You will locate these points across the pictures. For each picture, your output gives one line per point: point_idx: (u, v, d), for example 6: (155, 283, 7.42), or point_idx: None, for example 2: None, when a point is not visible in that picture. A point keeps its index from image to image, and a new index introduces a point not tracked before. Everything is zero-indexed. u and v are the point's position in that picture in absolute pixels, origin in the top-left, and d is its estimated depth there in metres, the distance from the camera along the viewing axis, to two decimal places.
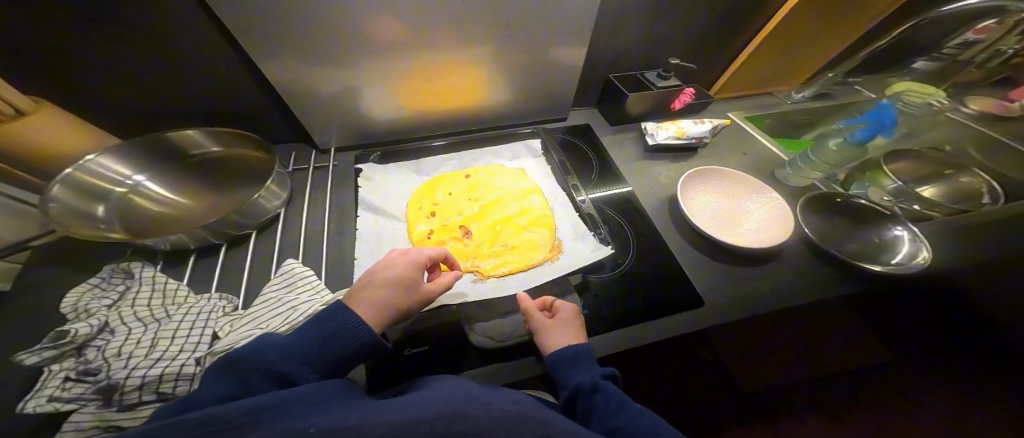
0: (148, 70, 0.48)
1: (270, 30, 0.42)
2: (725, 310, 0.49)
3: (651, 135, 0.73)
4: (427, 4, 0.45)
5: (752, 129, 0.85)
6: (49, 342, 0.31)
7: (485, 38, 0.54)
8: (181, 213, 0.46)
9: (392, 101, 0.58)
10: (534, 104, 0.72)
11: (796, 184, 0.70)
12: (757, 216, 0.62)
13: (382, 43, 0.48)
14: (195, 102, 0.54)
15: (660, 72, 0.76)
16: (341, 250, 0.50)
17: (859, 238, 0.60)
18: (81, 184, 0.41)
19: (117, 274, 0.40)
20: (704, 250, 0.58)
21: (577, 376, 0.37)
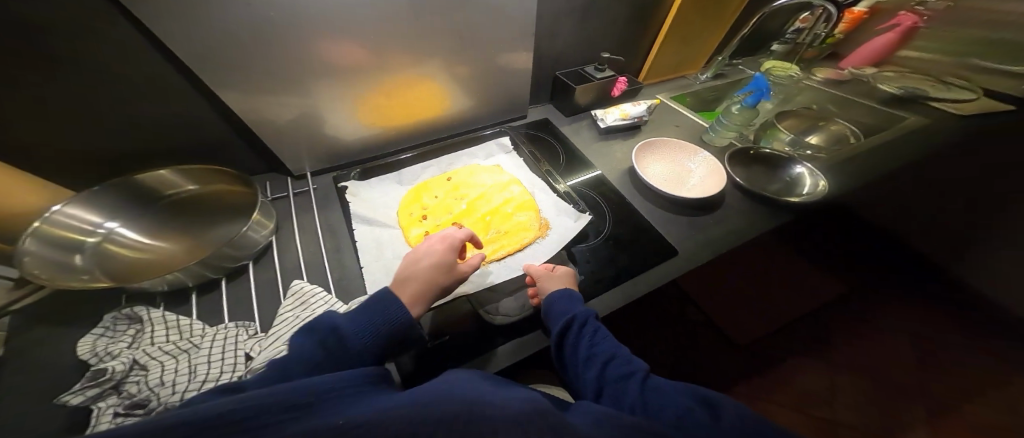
0: (103, 116, 0.46)
1: (241, 63, 0.44)
2: (695, 251, 0.57)
3: (602, 120, 0.78)
4: (377, 26, 0.50)
5: (678, 107, 0.90)
6: (88, 382, 0.33)
7: (438, 43, 0.57)
8: (160, 256, 0.48)
9: (357, 122, 0.61)
10: (494, 107, 0.76)
11: (718, 144, 0.79)
12: (698, 171, 0.71)
13: (340, 68, 0.52)
14: (154, 144, 0.53)
15: (597, 65, 0.80)
16: (341, 264, 0.51)
17: (777, 180, 0.72)
18: (52, 237, 0.42)
19: (124, 320, 0.39)
20: (668, 216, 0.64)
21: (572, 309, 0.42)
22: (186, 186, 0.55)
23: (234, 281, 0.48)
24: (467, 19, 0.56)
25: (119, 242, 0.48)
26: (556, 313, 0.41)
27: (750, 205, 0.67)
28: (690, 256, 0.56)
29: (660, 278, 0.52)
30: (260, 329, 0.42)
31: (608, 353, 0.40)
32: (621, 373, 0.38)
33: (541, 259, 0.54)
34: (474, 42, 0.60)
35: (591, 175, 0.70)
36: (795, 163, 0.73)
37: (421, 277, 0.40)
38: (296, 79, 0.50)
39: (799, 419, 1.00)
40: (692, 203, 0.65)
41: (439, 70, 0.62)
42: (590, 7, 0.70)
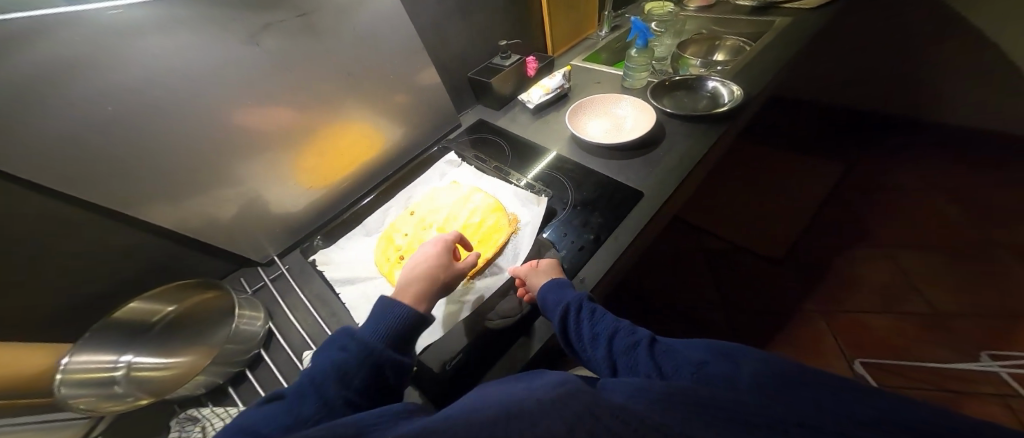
0: (39, 274, 0.45)
1: (147, 173, 0.44)
2: (656, 186, 0.60)
3: (529, 101, 0.80)
4: (263, 92, 0.50)
5: (594, 65, 0.91)
6: None
7: (336, 81, 0.57)
8: (180, 369, 0.50)
9: (296, 189, 0.60)
10: (426, 125, 0.76)
11: (639, 85, 0.81)
12: (629, 116, 0.74)
13: (247, 144, 0.51)
14: (102, 284, 0.51)
15: (500, 55, 0.81)
16: (341, 326, 0.52)
17: (700, 99, 0.76)
18: (78, 381, 0.44)
19: (185, 423, 0.42)
20: (622, 167, 0.65)
21: (566, 297, 0.44)
22: (166, 309, 0.54)
23: (253, 372, 0.49)
24: (351, 50, 0.57)
25: (145, 367, 0.50)
26: (550, 306, 0.44)
27: (692, 127, 0.69)
28: (649, 194, 0.59)
29: (629, 224, 0.55)
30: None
31: (610, 328, 0.41)
32: (626, 345, 0.38)
33: (521, 253, 0.55)
34: (372, 72, 0.61)
35: (542, 157, 0.71)
36: (709, 80, 0.77)
37: (425, 275, 0.45)
38: (204, 161, 0.48)
39: (889, 321, 1.05)
40: (636, 144, 0.67)
41: (356, 108, 0.62)
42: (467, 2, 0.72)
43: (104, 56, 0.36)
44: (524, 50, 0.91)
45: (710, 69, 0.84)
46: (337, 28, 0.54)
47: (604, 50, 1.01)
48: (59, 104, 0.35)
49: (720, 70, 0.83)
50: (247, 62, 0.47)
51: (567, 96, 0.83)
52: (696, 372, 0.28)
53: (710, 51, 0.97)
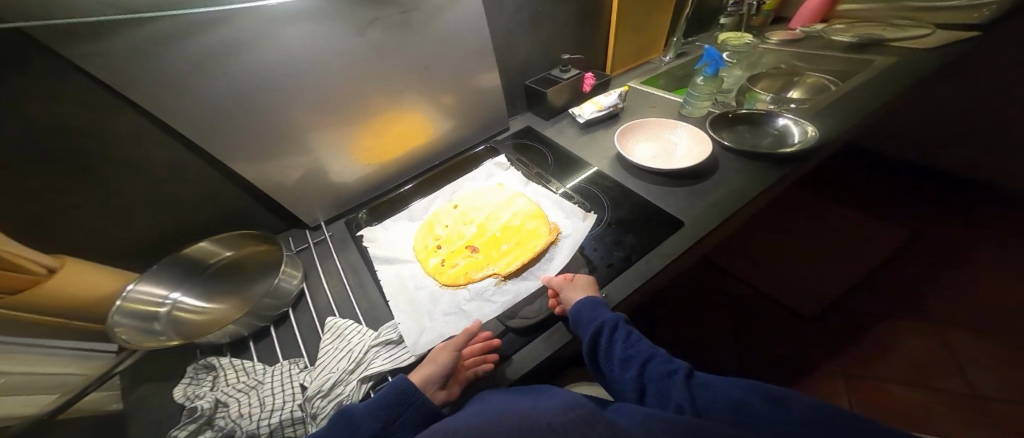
0: (140, 203, 0.53)
1: (241, 134, 0.50)
2: (701, 217, 0.57)
3: (580, 115, 0.80)
4: (350, 79, 0.55)
5: (651, 89, 0.90)
6: (187, 421, 0.38)
7: (409, 76, 0.62)
8: (212, 316, 0.54)
9: (353, 164, 0.65)
10: (477, 124, 0.80)
11: (698, 114, 0.79)
12: (682, 144, 0.71)
13: (324, 121, 0.57)
14: (181, 220, 0.58)
15: (561, 67, 0.83)
16: (366, 297, 0.55)
17: (762, 137, 0.71)
18: (131, 309, 0.49)
19: (201, 370, 0.45)
20: (663, 193, 0.63)
21: (601, 315, 0.40)
22: (224, 253, 0.61)
23: (278, 328, 0.53)
24: (430, 47, 0.61)
25: (186, 308, 0.54)
26: (583, 320, 0.40)
27: (745, 165, 0.65)
28: (690, 225, 0.55)
29: (663, 250, 0.52)
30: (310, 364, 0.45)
31: (643, 353, 0.39)
32: (661, 372, 0.37)
33: (557, 265, 0.53)
34: (441, 70, 0.66)
35: (584, 171, 0.70)
36: (779, 116, 0.72)
37: (435, 355, 0.40)
38: (285, 130, 0.54)
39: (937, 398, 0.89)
40: (684, 173, 0.65)
41: (421, 101, 0.67)
42: (539, 15, 0.75)
43: (239, 39, 0.43)
44: (583, 66, 0.92)
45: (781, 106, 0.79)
46: (424, 26, 0.58)
47: (665, 76, 1.00)
48: (196, 70, 0.42)
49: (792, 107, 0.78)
50: (346, 51, 0.52)
51: (618, 116, 0.83)
52: (737, 413, 0.27)
53: (784, 87, 0.91)
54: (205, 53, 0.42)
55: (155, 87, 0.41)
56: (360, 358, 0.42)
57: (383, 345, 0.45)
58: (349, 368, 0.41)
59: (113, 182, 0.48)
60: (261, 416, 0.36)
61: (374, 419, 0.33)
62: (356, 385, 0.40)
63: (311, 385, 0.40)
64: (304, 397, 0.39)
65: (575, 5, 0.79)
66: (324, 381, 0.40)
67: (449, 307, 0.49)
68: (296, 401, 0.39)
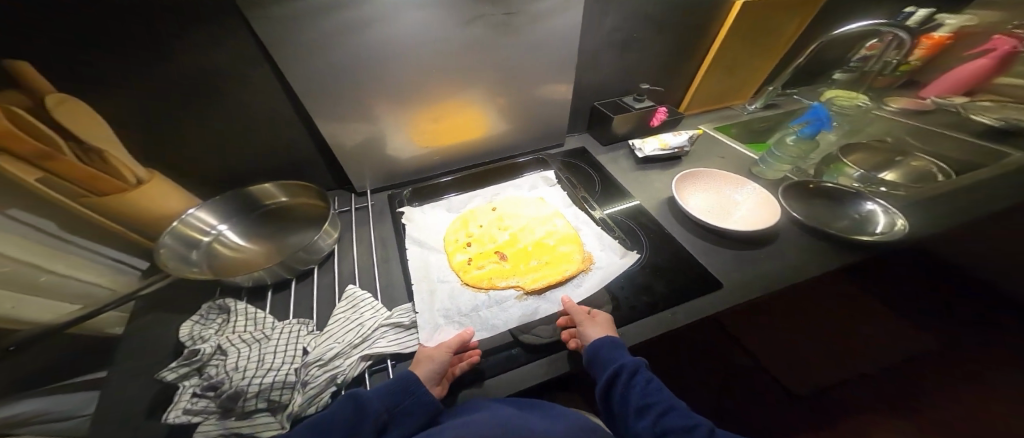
0: (230, 141, 0.60)
1: (329, 99, 0.56)
2: (751, 282, 0.51)
3: (639, 150, 0.77)
4: (430, 69, 0.59)
5: (723, 136, 0.87)
6: (182, 361, 0.39)
7: (489, 73, 0.65)
8: (243, 256, 0.58)
9: (411, 143, 0.69)
10: (533, 133, 0.81)
11: (772, 177, 0.73)
12: (745, 204, 0.66)
13: (398, 99, 0.61)
14: (254, 160, 0.64)
15: (635, 96, 0.82)
16: (388, 272, 0.56)
17: (840, 217, 0.64)
18: (181, 231, 0.54)
19: (214, 310, 0.48)
20: (706, 249, 0.57)
21: (621, 358, 0.39)
22: (279, 198, 0.66)
23: (300, 282, 0.55)
24: (518, 52, 0.64)
25: (224, 242, 0.58)
26: (602, 362, 0.38)
27: (803, 245, 0.58)
28: (726, 291, 0.49)
29: (694, 309, 0.46)
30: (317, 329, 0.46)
31: (663, 403, 0.38)
32: (680, 426, 0.36)
33: (583, 293, 0.50)
34: (520, 75, 0.68)
35: (625, 203, 0.67)
36: (867, 201, 0.66)
37: (431, 356, 0.38)
38: (365, 100, 0.59)
39: None
40: (742, 237, 0.58)
41: (491, 98, 0.69)
42: (628, 45, 0.76)
43: (353, 19, 0.48)
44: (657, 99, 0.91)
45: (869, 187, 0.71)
46: (521, 31, 0.61)
47: (741, 126, 0.96)
48: (311, 40, 0.48)
49: (884, 191, 0.70)
50: (440, 40, 0.56)
51: (680, 160, 0.80)
52: None
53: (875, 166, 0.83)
54: (323, 26, 0.47)
55: (293, 52, 0.49)
56: (367, 335, 0.43)
57: (392, 327, 0.45)
58: (354, 342, 0.42)
59: (213, 119, 0.55)
60: (258, 373, 0.35)
61: (381, 402, 0.34)
62: (358, 360, 0.40)
63: (313, 352, 0.40)
64: (303, 362, 0.39)
65: (665, 40, 0.79)
66: (326, 350, 0.40)
67: (465, 306, 0.49)
68: (293, 365, 0.38)
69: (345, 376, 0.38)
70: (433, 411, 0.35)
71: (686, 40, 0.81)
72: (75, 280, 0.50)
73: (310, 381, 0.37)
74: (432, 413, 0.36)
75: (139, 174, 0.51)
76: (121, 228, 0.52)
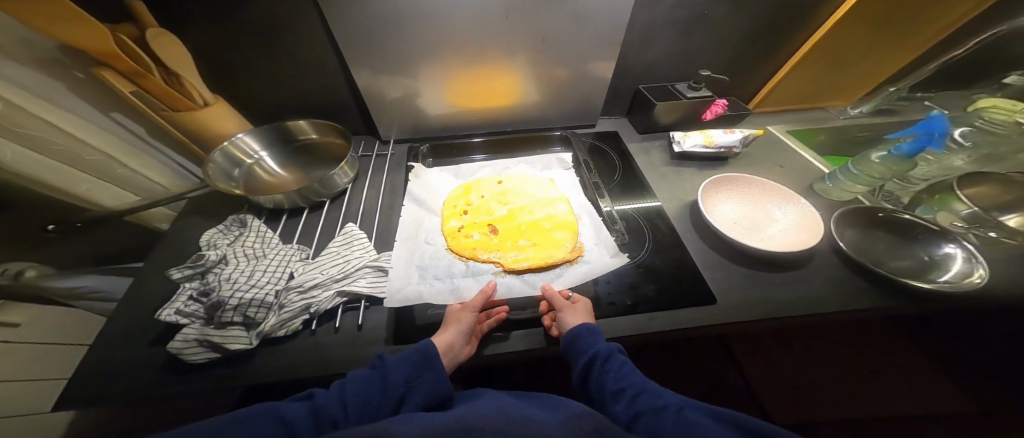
0: (271, 81, 0.64)
1: (364, 46, 0.56)
2: (778, 306, 0.43)
3: (678, 143, 0.67)
4: (468, 27, 0.55)
5: (796, 144, 0.75)
6: (188, 265, 0.45)
7: (525, 41, 0.59)
8: (275, 181, 0.61)
9: (441, 101, 0.68)
10: (564, 110, 0.75)
11: (837, 198, 0.60)
12: (780, 222, 0.53)
13: (432, 53, 0.58)
14: (294, 102, 0.69)
15: (690, 83, 0.72)
16: (387, 218, 0.58)
17: (897, 255, 0.50)
18: (227, 151, 0.59)
19: (235, 224, 0.54)
20: (719, 262, 0.49)
21: (594, 344, 0.36)
22: (311, 134, 0.68)
23: (312, 212, 0.60)
24: (557, 21, 0.56)
25: (263, 167, 0.63)
26: (576, 350, 0.35)
27: (854, 280, 0.46)
28: (722, 308, 0.42)
29: (676, 320, 0.40)
30: (310, 257, 0.50)
31: (639, 385, 0.34)
32: (654, 406, 0.31)
33: (563, 282, 0.46)
34: (559, 46, 0.61)
35: (643, 201, 0.59)
36: (943, 242, 0.49)
37: (457, 318, 0.39)
38: (402, 52, 0.57)
39: None
40: (758, 255, 0.48)
41: (524, 67, 0.64)
42: (696, 20, 0.64)
43: None
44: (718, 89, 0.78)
45: (972, 230, 0.53)
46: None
47: (831, 132, 0.82)
48: None
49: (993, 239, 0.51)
50: (476, 6, 0.52)
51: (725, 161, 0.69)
52: None
53: None
54: None
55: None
56: (349, 272, 0.46)
57: (374, 269, 0.47)
58: (336, 276, 0.45)
59: (256, 57, 0.59)
60: (243, 287, 0.40)
61: (402, 373, 0.33)
62: (333, 295, 0.43)
63: (297, 279, 0.44)
64: (285, 286, 0.43)
65: (745, 16, 0.65)
66: (309, 279, 0.44)
67: (442, 268, 0.49)
68: (275, 286, 0.42)
69: (319, 307, 0.41)
70: (441, 390, 0.34)
71: (771, 19, 0.67)
72: (143, 175, 0.59)
73: (286, 305, 0.41)
74: (443, 391, 0.34)
75: (205, 98, 0.56)
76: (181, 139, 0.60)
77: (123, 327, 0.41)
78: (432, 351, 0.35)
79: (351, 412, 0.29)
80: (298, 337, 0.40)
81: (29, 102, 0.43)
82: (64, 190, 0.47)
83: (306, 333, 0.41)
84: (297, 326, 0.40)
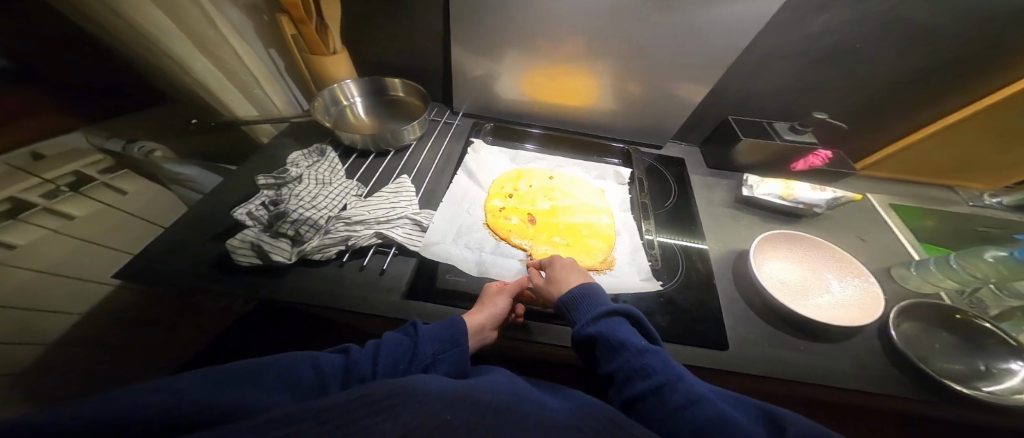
0: (372, 40, 0.70)
1: (467, 22, 0.60)
2: (805, 382, 0.39)
3: (749, 187, 0.63)
4: (568, 23, 0.56)
5: (890, 216, 0.66)
6: (272, 177, 0.54)
7: (615, 46, 0.58)
8: (360, 125, 0.69)
9: (519, 87, 0.70)
10: (634, 124, 0.72)
11: (917, 288, 0.52)
12: (836, 296, 0.47)
13: (529, 43, 0.60)
14: (385, 62, 0.75)
15: (794, 125, 0.65)
16: (436, 181, 0.63)
17: (951, 357, 0.44)
18: (333, 92, 0.67)
19: (315, 152, 0.63)
20: (750, 317, 0.46)
21: (593, 306, 0.37)
22: (397, 92, 0.73)
23: (375, 159, 0.66)
24: (658, 33, 0.54)
25: (353, 111, 0.70)
26: (576, 307, 0.38)
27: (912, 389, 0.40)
28: (732, 357, 0.40)
29: (676, 354, 0.40)
30: (363, 195, 0.57)
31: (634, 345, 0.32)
32: (639, 367, 0.30)
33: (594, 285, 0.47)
34: (651, 58, 0.59)
35: (689, 239, 0.56)
36: (1008, 353, 0.43)
37: (492, 301, 0.41)
38: (500, 34, 0.60)
39: None
40: (798, 323, 0.44)
41: (606, 71, 0.63)
42: (838, 53, 0.58)
43: None
44: (827, 136, 0.75)
45: None
46: (682, 10, 0.50)
47: (947, 220, 0.70)
48: None
49: None
50: (583, 4, 0.52)
51: (798, 219, 0.62)
52: None
53: None
54: None
55: None
56: (391, 218, 0.51)
57: (411, 223, 0.52)
58: (378, 219, 0.50)
59: (367, 17, 0.65)
60: (305, 205, 0.47)
61: (430, 346, 0.35)
62: (370, 234, 0.49)
63: (346, 212, 0.50)
64: (336, 215, 0.49)
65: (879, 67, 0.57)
66: (356, 215, 0.50)
67: (474, 239, 0.52)
68: (328, 212, 0.48)
69: (355, 243, 0.47)
70: (463, 370, 0.35)
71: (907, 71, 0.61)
72: (270, 99, 0.70)
73: (331, 231, 0.47)
74: (460, 373, 0.35)
75: (336, 47, 0.64)
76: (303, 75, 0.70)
77: (219, 216, 0.52)
78: (461, 328, 0.37)
79: (380, 371, 0.30)
80: (329, 265, 0.46)
81: (225, 29, 0.57)
82: (219, 98, 0.59)
83: (336, 263, 0.47)
84: (331, 254, 0.46)
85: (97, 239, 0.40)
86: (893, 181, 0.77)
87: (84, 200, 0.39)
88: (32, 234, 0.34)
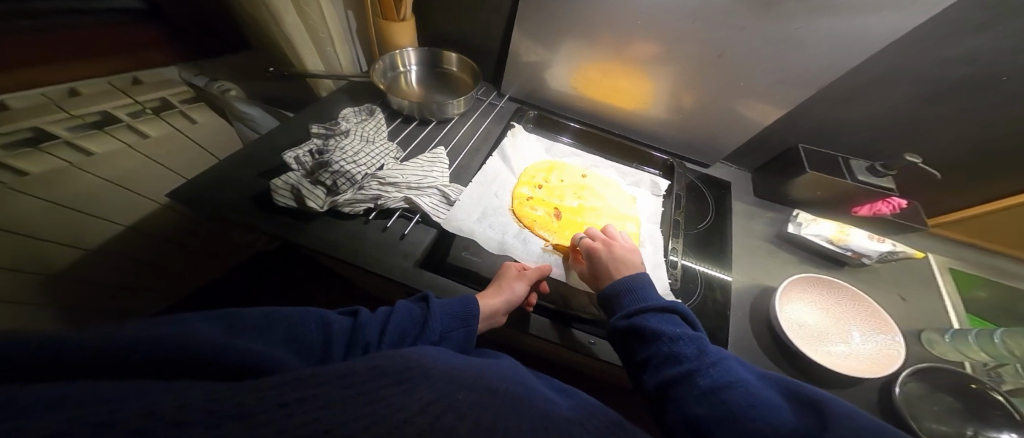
0: (437, 9, 0.71)
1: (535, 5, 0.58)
2: None
3: (796, 224, 0.60)
4: (639, 19, 0.53)
5: (946, 282, 0.60)
6: (325, 130, 0.58)
7: (688, 50, 0.55)
8: (410, 92, 0.71)
9: (572, 79, 0.68)
10: (684, 135, 0.69)
11: (943, 355, 0.48)
12: (856, 349, 0.45)
13: (594, 34, 0.59)
14: (444, 33, 0.75)
15: (873, 165, 0.59)
16: (470, 160, 0.64)
17: (946, 420, 0.41)
18: (393, 57, 0.69)
19: (363, 112, 0.66)
20: (755, 351, 0.45)
21: (634, 299, 0.40)
22: (451, 67, 0.74)
23: (416, 126, 0.69)
24: (745, 40, 0.50)
25: (406, 78, 0.73)
26: (617, 300, 0.41)
27: None
28: None
29: None
30: (400, 159, 0.60)
31: (671, 334, 0.34)
32: (673, 355, 0.32)
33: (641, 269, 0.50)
34: (727, 69, 0.55)
35: (715, 268, 0.54)
36: (1005, 423, 0.40)
37: (507, 289, 0.43)
38: (568, 21, 0.59)
39: None
40: (805, 368, 0.43)
41: (669, 75, 0.59)
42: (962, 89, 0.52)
43: None
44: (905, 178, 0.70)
45: None
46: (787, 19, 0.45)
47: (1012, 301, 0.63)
48: None
49: None
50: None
51: (841, 265, 0.58)
52: None
53: None
54: None
55: None
56: (421, 186, 0.54)
57: (438, 194, 0.54)
58: (409, 185, 0.53)
59: None
60: (348, 160, 0.51)
61: (440, 322, 0.38)
62: (399, 198, 0.52)
63: (382, 172, 0.53)
64: (372, 173, 0.53)
65: None
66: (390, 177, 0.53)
67: (495, 222, 0.54)
68: (365, 170, 0.52)
69: (384, 203, 0.51)
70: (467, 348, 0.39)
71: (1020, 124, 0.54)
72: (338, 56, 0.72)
73: (364, 188, 0.51)
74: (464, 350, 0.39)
75: (405, 15, 0.66)
76: (370, 39, 0.73)
77: (274, 158, 0.57)
78: (472, 311, 0.40)
79: (386, 341, 0.33)
80: (355, 220, 0.51)
81: None
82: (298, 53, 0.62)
83: (362, 219, 0.51)
84: (359, 210, 0.50)
85: (157, 157, 0.49)
86: (964, 246, 0.70)
87: (158, 123, 0.49)
88: (107, 145, 0.43)
